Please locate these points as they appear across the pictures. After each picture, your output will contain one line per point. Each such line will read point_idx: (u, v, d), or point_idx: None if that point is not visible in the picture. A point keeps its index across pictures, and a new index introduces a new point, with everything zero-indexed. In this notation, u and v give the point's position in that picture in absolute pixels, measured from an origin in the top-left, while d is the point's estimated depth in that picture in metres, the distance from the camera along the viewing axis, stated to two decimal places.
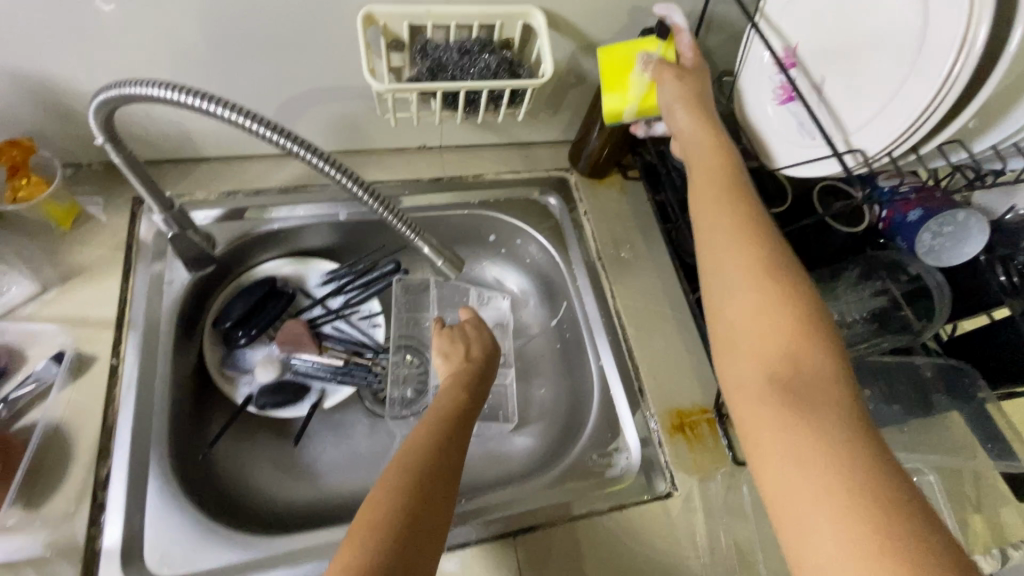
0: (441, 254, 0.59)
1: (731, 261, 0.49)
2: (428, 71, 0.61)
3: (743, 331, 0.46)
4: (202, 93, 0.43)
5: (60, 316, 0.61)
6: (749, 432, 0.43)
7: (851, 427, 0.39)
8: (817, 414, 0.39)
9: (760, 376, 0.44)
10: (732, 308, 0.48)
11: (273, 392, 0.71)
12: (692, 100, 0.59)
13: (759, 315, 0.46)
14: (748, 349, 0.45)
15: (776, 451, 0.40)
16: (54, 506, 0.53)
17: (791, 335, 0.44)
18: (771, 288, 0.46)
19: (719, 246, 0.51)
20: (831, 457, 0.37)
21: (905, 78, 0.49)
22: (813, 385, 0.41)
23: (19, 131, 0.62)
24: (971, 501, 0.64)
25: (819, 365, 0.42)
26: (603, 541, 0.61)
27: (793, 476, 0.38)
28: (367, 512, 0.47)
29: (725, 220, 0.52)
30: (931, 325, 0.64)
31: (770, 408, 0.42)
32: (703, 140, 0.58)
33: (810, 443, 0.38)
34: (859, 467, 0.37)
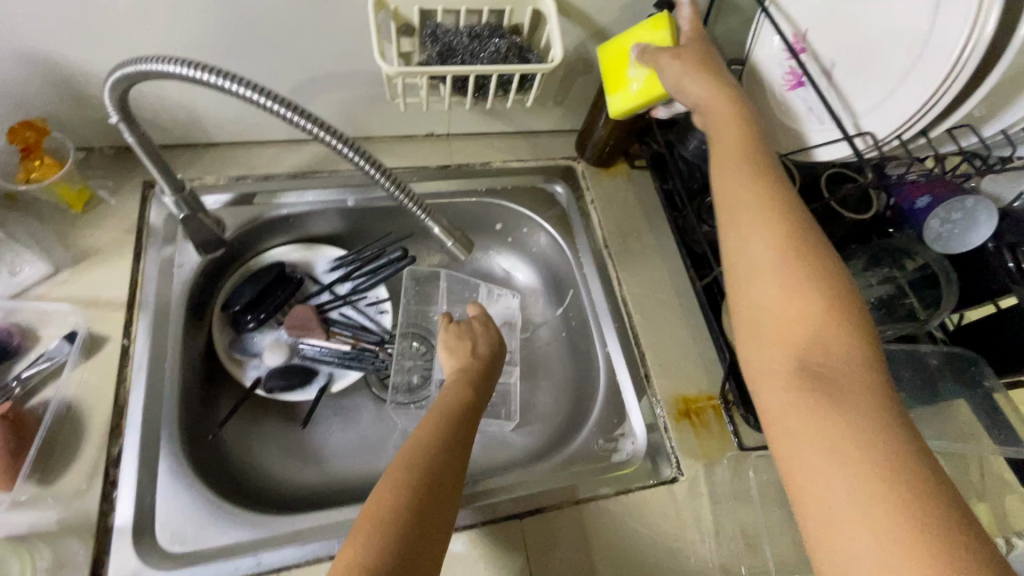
0: (452, 235, 0.60)
1: (757, 245, 0.48)
2: (439, 56, 0.61)
3: (770, 317, 0.46)
4: (220, 70, 0.43)
5: (72, 297, 0.61)
6: (774, 419, 0.43)
7: (880, 416, 0.39)
8: (847, 403, 0.39)
9: (788, 364, 0.43)
10: (759, 293, 0.47)
11: (281, 375, 0.71)
12: (702, 70, 0.56)
13: (786, 301, 0.45)
14: (775, 336, 0.45)
15: (805, 440, 0.40)
16: (67, 482, 0.53)
17: (819, 322, 0.43)
18: (799, 273, 0.46)
19: (746, 228, 0.50)
20: (862, 446, 0.37)
21: (915, 61, 0.50)
22: (842, 373, 0.41)
23: (32, 114, 0.63)
24: (975, 487, 0.67)
25: (848, 353, 0.42)
26: (609, 524, 0.61)
27: (824, 464, 0.38)
28: (372, 509, 0.47)
29: (751, 201, 0.50)
30: (938, 312, 0.63)
31: (799, 396, 0.41)
32: (725, 116, 0.56)
33: (839, 431, 0.38)
34: (890, 456, 0.36)
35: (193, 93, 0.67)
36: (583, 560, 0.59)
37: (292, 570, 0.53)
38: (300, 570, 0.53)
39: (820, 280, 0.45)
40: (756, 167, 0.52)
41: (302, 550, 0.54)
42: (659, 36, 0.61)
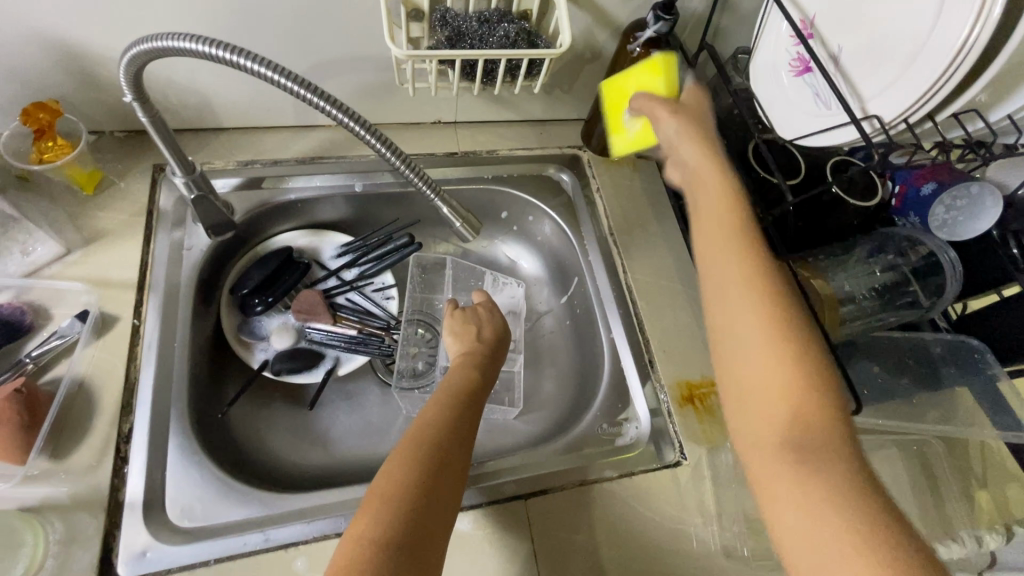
0: (460, 216, 0.60)
1: (740, 315, 0.50)
2: (448, 41, 0.62)
3: (754, 388, 0.48)
4: (231, 46, 0.44)
5: (84, 277, 0.62)
6: (764, 492, 0.44)
7: (860, 490, 0.41)
8: (829, 479, 0.41)
9: (774, 436, 0.45)
10: (743, 364, 0.49)
11: (288, 357, 0.72)
12: (693, 132, 0.59)
13: (770, 372, 0.47)
14: (759, 407, 0.47)
15: (794, 512, 0.41)
16: (79, 457, 0.54)
17: (799, 394, 0.45)
18: (782, 346, 0.47)
19: (729, 299, 0.51)
20: (845, 521, 0.39)
21: (924, 42, 0.49)
22: (822, 447, 0.43)
23: (45, 96, 0.63)
24: (976, 476, 0.67)
25: (827, 426, 0.44)
26: (612, 505, 0.62)
27: (814, 538, 0.40)
28: (381, 484, 0.48)
29: (735, 273, 0.52)
30: (940, 301, 0.66)
31: (786, 470, 0.43)
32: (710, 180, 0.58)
33: (823, 506, 0.40)
34: (873, 532, 0.38)
35: (203, 78, 0.67)
36: (587, 541, 0.60)
37: (299, 546, 0.54)
38: (309, 545, 0.54)
39: (801, 352, 0.47)
40: (740, 236, 0.54)
41: (310, 526, 0.55)
42: (655, 84, 0.64)
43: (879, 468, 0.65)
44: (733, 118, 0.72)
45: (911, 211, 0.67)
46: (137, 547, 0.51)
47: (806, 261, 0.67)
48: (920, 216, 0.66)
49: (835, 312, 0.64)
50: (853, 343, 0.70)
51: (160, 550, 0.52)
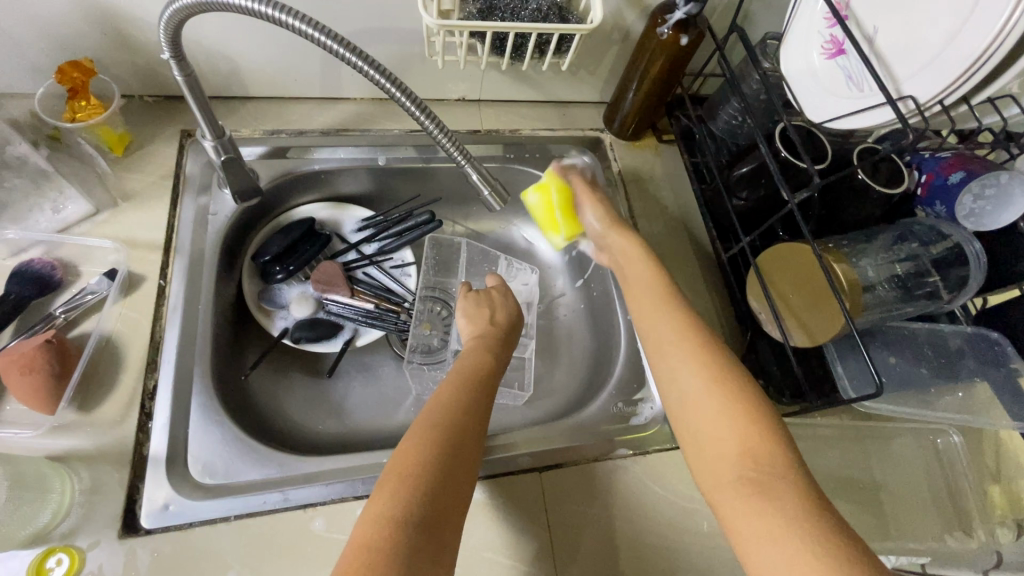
0: (489, 184, 0.59)
1: (680, 367, 0.56)
2: (479, 13, 0.62)
3: (704, 429, 0.51)
4: (271, 2, 0.44)
5: (112, 236, 0.63)
6: (732, 525, 0.45)
7: (810, 506, 0.43)
8: (777, 496, 0.44)
9: (727, 467, 0.48)
10: (690, 409, 0.53)
11: (307, 326, 0.73)
12: (604, 210, 0.71)
13: (714, 412, 0.51)
14: (712, 445, 0.50)
15: (758, 535, 0.43)
16: (106, 410, 0.55)
17: (740, 426, 0.49)
18: (722, 388, 0.52)
19: (671, 356, 0.57)
20: (800, 534, 0.41)
21: (965, 21, 0.49)
22: (767, 471, 0.46)
23: (79, 56, 0.64)
24: (990, 469, 0.68)
25: (768, 451, 0.47)
26: (625, 482, 0.63)
27: (778, 559, 0.41)
28: (398, 463, 0.48)
29: (673, 334, 0.58)
30: (961, 294, 0.65)
31: (742, 498, 0.45)
32: (636, 262, 0.67)
33: (779, 524, 0.42)
34: (826, 545, 0.40)
35: (234, 45, 0.68)
36: (599, 515, 0.60)
37: (317, 507, 0.55)
38: (327, 507, 0.55)
39: (745, 397, 0.51)
40: (675, 300, 0.62)
41: (328, 488, 0.56)
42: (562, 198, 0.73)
43: (890, 454, 0.67)
44: (760, 104, 0.72)
45: (939, 200, 0.66)
46: (159, 501, 0.52)
47: (829, 247, 0.66)
48: (948, 205, 0.65)
49: (857, 298, 0.62)
50: (871, 331, 0.70)
51: (182, 504, 0.52)
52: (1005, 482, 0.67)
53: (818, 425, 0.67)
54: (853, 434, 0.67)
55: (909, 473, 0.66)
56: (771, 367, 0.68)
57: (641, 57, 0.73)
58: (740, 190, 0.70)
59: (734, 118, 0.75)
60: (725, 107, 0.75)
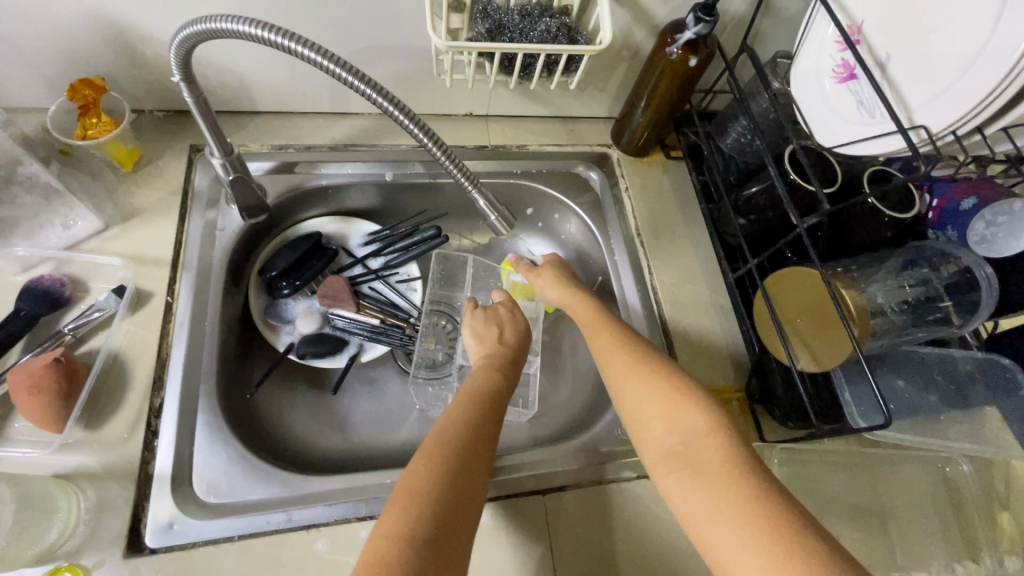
0: (496, 209, 0.61)
1: (612, 367, 0.59)
2: (488, 33, 0.62)
3: (649, 424, 0.54)
4: (279, 29, 0.44)
5: (121, 252, 0.63)
6: (680, 509, 0.47)
7: (750, 480, 0.45)
8: (713, 473, 0.46)
9: (664, 451, 0.51)
10: (628, 403, 0.56)
11: (313, 342, 0.73)
12: (560, 281, 0.72)
13: (652, 403, 0.54)
14: (648, 433, 0.53)
15: (701, 514, 0.45)
16: (112, 428, 0.55)
17: (676, 413, 0.53)
18: (653, 378, 0.56)
19: (603, 360, 0.61)
20: (742, 509, 0.43)
21: (980, 51, 0.48)
22: (701, 450, 0.49)
23: (90, 73, 0.65)
24: (998, 495, 0.67)
25: (704, 432, 0.50)
26: (629, 505, 0.62)
27: (725, 536, 0.43)
28: (408, 483, 0.48)
29: (604, 341, 0.62)
30: (972, 321, 0.63)
31: (680, 480, 0.48)
32: (579, 302, 0.69)
33: (719, 500, 0.44)
34: (768, 517, 0.42)
35: (243, 62, 0.68)
36: (603, 539, 0.60)
37: (320, 528, 0.55)
38: (329, 528, 0.55)
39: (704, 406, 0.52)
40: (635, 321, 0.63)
41: (331, 509, 0.56)
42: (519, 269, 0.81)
43: (898, 481, 0.66)
44: (769, 123, 0.71)
45: (951, 224, 0.67)
46: (164, 519, 0.52)
47: (839, 272, 0.66)
48: (960, 230, 0.66)
49: (865, 325, 0.62)
50: (878, 353, 0.69)
51: (186, 523, 0.53)
52: (1013, 509, 0.66)
53: (823, 449, 0.66)
54: (858, 460, 0.67)
55: (915, 500, 0.65)
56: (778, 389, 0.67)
57: (650, 76, 0.73)
58: (749, 210, 0.70)
59: (743, 136, 0.74)
60: (734, 125, 0.75)
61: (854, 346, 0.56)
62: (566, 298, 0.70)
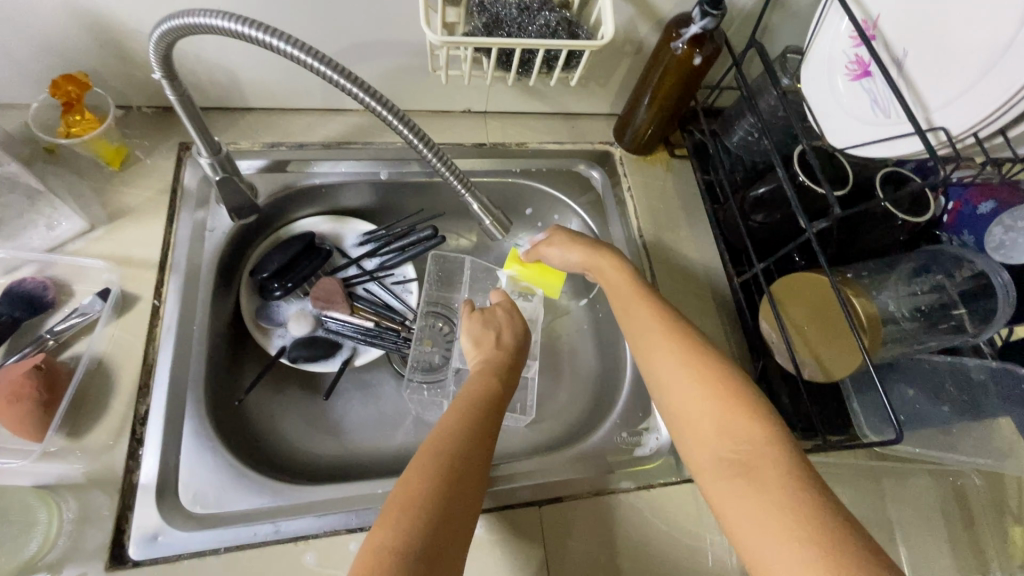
0: (491, 213, 0.59)
1: (658, 354, 0.56)
2: (484, 27, 0.60)
3: (690, 417, 0.52)
4: (259, 24, 0.43)
5: (107, 254, 0.62)
6: (728, 516, 0.45)
7: (808, 495, 0.42)
8: (768, 478, 0.44)
9: (709, 451, 0.49)
10: (673, 397, 0.54)
11: (306, 345, 0.71)
12: (574, 243, 0.70)
13: (704, 401, 0.51)
14: (697, 432, 0.51)
15: (754, 526, 0.42)
16: (95, 436, 0.54)
17: (729, 414, 0.50)
18: (705, 374, 0.53)
19: (649, 348, 0.57)
20: (800, 527, 0.40)
21: (1005, 48, 0.45)
22: (753, 454, 0.46)
23: (74, 68, 0.63)
24: (1011, 510, 0.64)
25: (757, 437, 0.47)
26: (628, 518, 0.61)
27: (777, 548, 0.40)
28: (401, 495, 0.46)
29: (651, 328, 0.59)
30: (989, 329, 0.60)
31: (727, 481, 0.46)
32: (613, 272, 0.66)
33: (770, 507, 0.42)
34: (825, 532, 0.40)
35: (232, 58, 0.66)
36: (601, 553, 0.58)
37: (309, 540, 0.53)
38: (319, 540, 0.53)
39: (742, 410, 0.49)
40: (670, 313, 0.60)
41: (321, 520, 0.54)
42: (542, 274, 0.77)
43: (908, 495, 0.64)
44: (778, 121, 0.69)
45: (967, 229, 0.65)
46: (149, 530, 0.51)
47: (848, 278, 0.64)
48: (977, 235, 0.64)
49: (876, 335, 0.60)
50: (889, 362, 0.68)
51: (172, 535, 0.51)
52: None
53: (828, 461, 0.64)
54: (867, 473, 0.64)
55: (925, 515, 0.63)
56: (783, 397, 0.65)
57: (654, 71, 0.70)
58: (757, 211, 0.68)
59: (750, 135, 0.72)
60: (741, 123, 0.73)
61: (864, 354, 0.54)
62: (601, 273, 0.67)
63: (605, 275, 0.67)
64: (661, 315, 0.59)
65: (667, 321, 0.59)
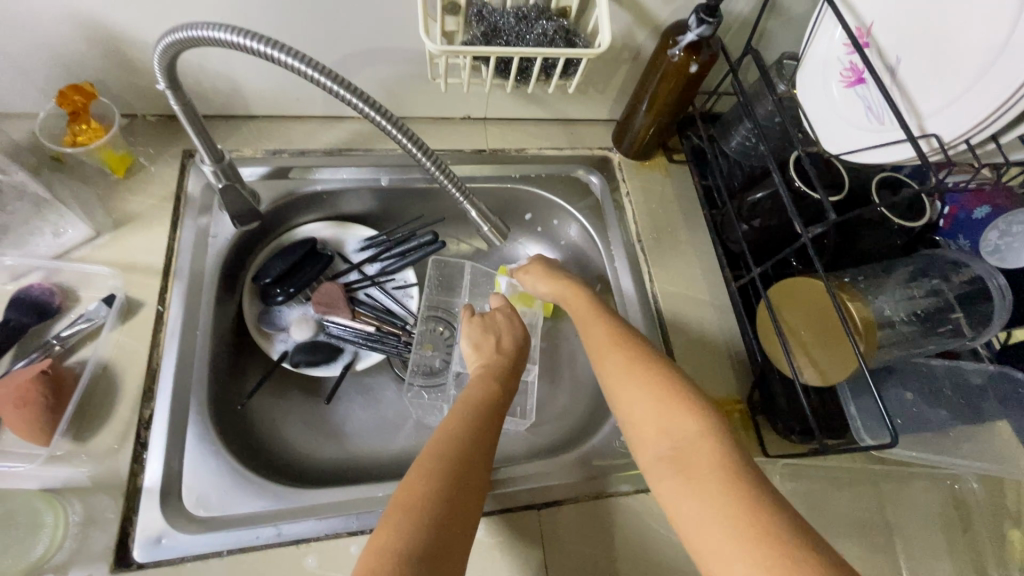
0: (488, 220, 0.60)
1: (612, 364, 0.58)
2: (483, 36, 0.61)
3: (640, 423, 0.53)
4: (261, 36, 0.44)
5: (112, 260, 0.63)
6: (676, 517, 0.45)
7: (748, 490, 0.43)
8: (709, 476, 0.44)
9: (656, 454, 0.49)
10: (622, 404, 0.55)
11: (308, 350, 0.72)
12: (546, 274, 0.72)
13: (648, 405, 0.52)
14: (643, 436, 0.52)
15: (698, 523, 0.43)
16: (100, 440, 0.55)
17: (673, 416, 0.51)
18: (650, 380, 0.54)
19: (603, 360, 0.59)
20: (738, 520, 0.41)
21: (996, 56, 0.46)
22: (695, 454, 0.47)
23: (80, 78, 0.64)
24: (1010, 514, 0.65)
25: (700, 437, 0.48)
26: (626, 521, 0.61)
27: (720, 543, 0.40)
28: (404, 495, 0.47)
29: (604, 341, 0.61)
30: (987, 331, 0.61)
31: (673, 481, 0.46)
32: (575, 296, 0.68)
33: (713, 502, 0.43)
34: (759, 524, 0.40)
35: (235, 67, 0.67)
36: (600, 556, 0.59)
37: (310, 543, 0.54)
38: (320, 543, 0.54)
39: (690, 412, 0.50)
40: (625, 329, 0.62)
41: (322, 523, 0.55)
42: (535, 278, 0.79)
43: (907, 499, 0.64)
44: (774, 127, 0.69)
45: (964, 234, 0.66)
46: (153, 534, 0.52)
47: (845, 283, 0.64)
48: (973, 239, 0.65)
49: (871, 339, 0.60)
50: (887, 366, 0.68)
51: (175, 538, 0.52)
52: None
53: (826, 465, 0.65)
54: (865, 476, 0.65)
55: (924, 518, 0.63)
56: (781, 401, 0.66)
57: (651, 77, 0.71)
58: (754, 216, 0.68)
59: (748, 140, 0.73)
60: (738, 129, 0.73)
61: (859, 359, 0.54)
62: (563, 299, 0.69)
63: (566, 293, 0.69)
64: (616, 329, 0.61)
65: (622, 335, 0.61)
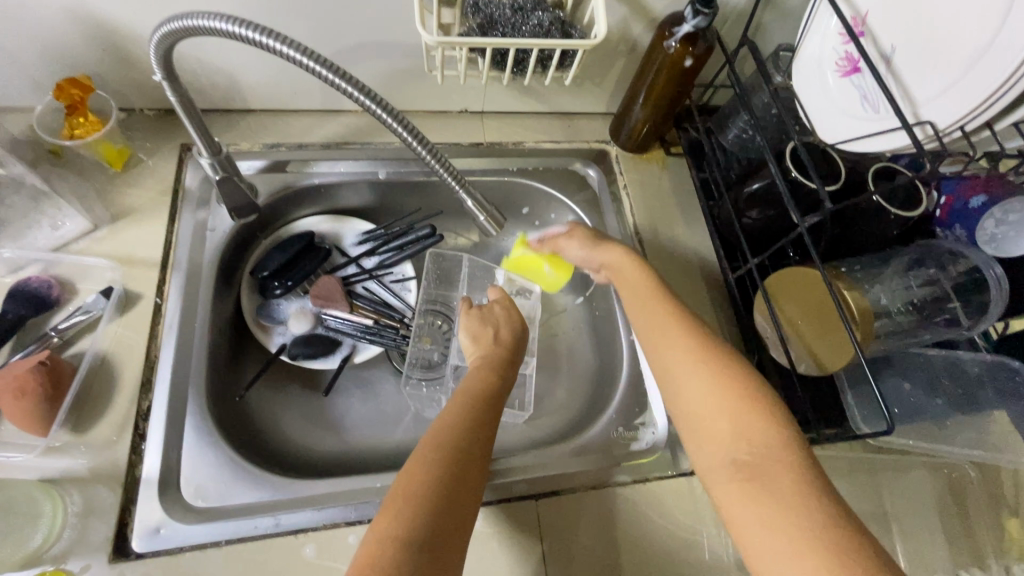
0: (484, 210, 0.59)
1: (672, 352, 0.55)
2: (479, 28, 0.61)
3: (705, 417, 0.51)
4: (255, 25, 0.44)
5: (110, 253, 0.63)
6: (739, 527, 0.44)
7: (823, 509, 0.42)
8: (783, 487, 0.43)
9: (721, 454, 0.48)
10: (684, 396, 0.53)
11: (305, 342, 0.72)
12: (590, 240, 0.69)
13: (717, 403, 0.50)
14: (708, 433, 0.50)
15: (772, 537, 0.42)
16: (99, 431, 0.55)
17: (746, 418, 0.49)
18: (718, 373, 0.52)
19: (663, 344, 0.56)
20: (817, 541, 0.40)
21: (990, 41, 0.46)
22: (770, 461, 0.45)
23: (77, 72, 0.64)
24: (1008, 502, 0.65)
25: (775, 444, 0.47)
26: (625, 510, 0.61)
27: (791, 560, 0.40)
28: (403, 483, 0.47)
29: (666, 324, 0.58)
30: (982, 322, 0.61)
31: (740, 489, 0.45)
32: (629, 269, 0.65)
33: (790, 516, 0.42)
34: (842, 546, 0.39)
35: (231, 60, 0.67)
36: (599, 545, 0.59)
37: (309, 533, 0.54)
38: (318, 533, 0.54)
39: (760, 413, 0.49)
40: (682, 312, 0.59)
41: (320, 513, 0.55)
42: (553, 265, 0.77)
43: (905, 489, 0.64)
44: (771, 119, 0.69)
45: (958, 223, 0.65)
46: (152, 523, 0.52)
47: (840, 272, 0.64)
48: (968, 229, 0.64)
49: (868, 327, 0.60)
50: (884, 357, 0.68)
51: (173, 528, 0.52)
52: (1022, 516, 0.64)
53: (826, 455, 0.64)
54: (863, 466, 0.65)
55: (921, 507, 0.63)
56: (778, 392, 0.66)
57: (648, 69, 0.71)
58: (751, 207, 0.68)
59: (744, 132, 0.73)
60: (735, 122, 0.73)
61: (856, 348, 0.55)
62: (612, 268, 0.67)
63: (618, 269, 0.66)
64: (675, 313, 0.58)
65: (681, 320, 0.57)
